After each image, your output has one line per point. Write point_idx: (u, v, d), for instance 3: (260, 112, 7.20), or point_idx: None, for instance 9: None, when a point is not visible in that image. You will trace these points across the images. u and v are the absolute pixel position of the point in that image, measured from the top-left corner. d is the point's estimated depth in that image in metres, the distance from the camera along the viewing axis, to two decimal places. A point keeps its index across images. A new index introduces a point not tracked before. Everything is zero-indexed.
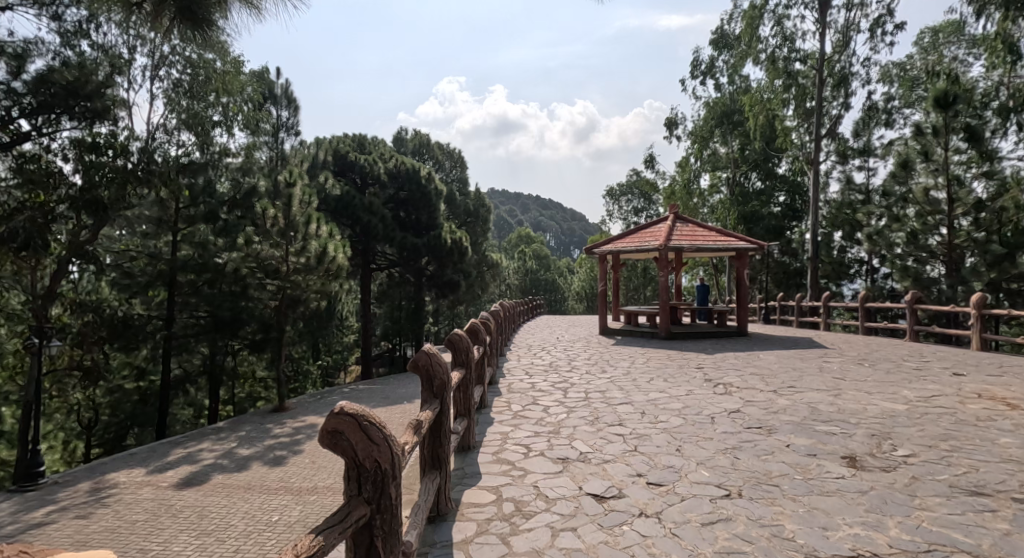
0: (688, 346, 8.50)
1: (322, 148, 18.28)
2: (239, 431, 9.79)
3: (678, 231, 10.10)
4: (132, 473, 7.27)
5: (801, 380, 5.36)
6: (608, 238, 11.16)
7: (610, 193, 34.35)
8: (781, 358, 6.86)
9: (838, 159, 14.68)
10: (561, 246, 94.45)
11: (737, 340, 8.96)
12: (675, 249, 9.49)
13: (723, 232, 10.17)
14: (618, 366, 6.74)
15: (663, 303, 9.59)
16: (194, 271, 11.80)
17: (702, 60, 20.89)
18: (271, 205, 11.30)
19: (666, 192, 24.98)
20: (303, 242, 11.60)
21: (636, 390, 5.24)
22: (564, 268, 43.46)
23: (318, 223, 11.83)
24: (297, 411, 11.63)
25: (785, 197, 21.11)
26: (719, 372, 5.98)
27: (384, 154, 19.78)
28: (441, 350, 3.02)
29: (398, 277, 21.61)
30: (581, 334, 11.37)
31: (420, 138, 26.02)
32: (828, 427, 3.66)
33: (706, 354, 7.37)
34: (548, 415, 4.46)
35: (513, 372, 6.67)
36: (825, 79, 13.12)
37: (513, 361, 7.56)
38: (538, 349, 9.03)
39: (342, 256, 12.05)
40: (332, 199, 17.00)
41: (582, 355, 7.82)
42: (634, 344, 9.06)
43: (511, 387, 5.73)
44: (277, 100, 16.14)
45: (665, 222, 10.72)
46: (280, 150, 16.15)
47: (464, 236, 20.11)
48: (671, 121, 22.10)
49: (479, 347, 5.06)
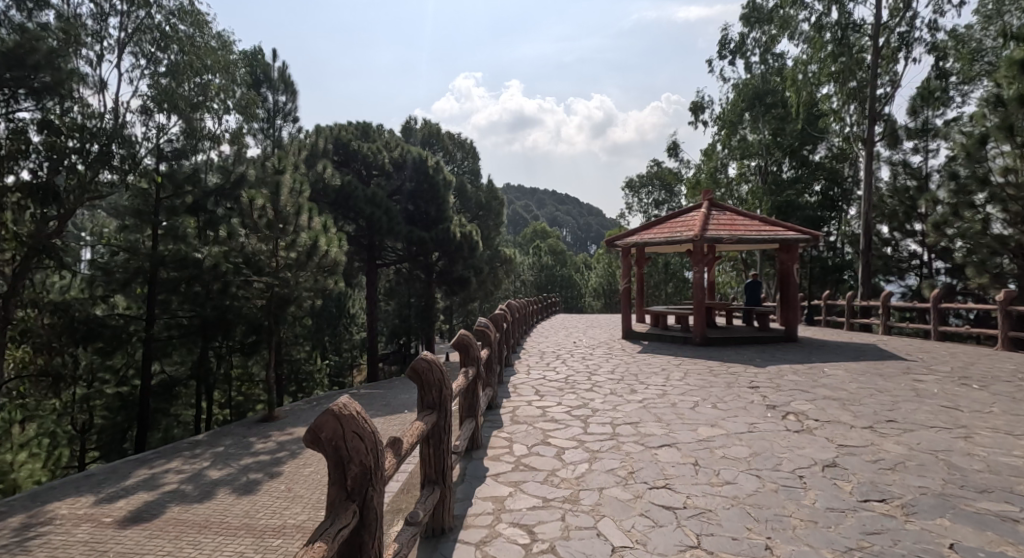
0: (729, 354, 7.19)
1: (323, 136, 17.16)
2: (218, 447, 8.74)
3: (715, 220, 8.77)
4: (77, 503, 6.22)
5: (898, 410, 4.06)
6: (632, 229, 9.84)
7: (630, 184, 32.85)
8: (853, 373, 5.53)
9: (887, 143, 13.21)
10: (577, 242, 92.88)
11: (786, 347, 7.61)
12: (712, 241, 8.13)
13: (768, 220, 8.75)
14: (648, 384, 5.46)
15: (699, 303, 8.28)
16: (176, 268, 10.73)
17: (731, 39, 19.45)
18: (258, 193, 10.23)
19: (690, 183, 23.50)
20: (291, 234, 10.56)
21: (679, 424, 3.98)
22: (581, 264, 42.01)
23: (309, 215, 10.82)
24: (287, 421, 10.57)
25: (822, 185, 19.52)
26: (782, 394, 4.70)
27: (389, 143, 18.67)
28: (362, 412, 1.55)
29: (406, 274, 20.50)
30: (602, 337, 10.08)
31: (430, 127, 24.82)
32: (996, 505, 2.39)
33: (755, 368, 6.07)
34: (564, 466, 3.23)
35: (519, 391, 5.45)
36: (878, 47, 11.65)
37: (520, 375, 6.35)
38: (552, 357, 7.81)
39: (336, 250, 10.96)
40: (334, 190, 15.84)
41: (603, 367, 6.56)
42: (663, 351, 7.77)
43: (516, 414, 4.52)
44: (274, 86, 15.14)
45: (699, 210, 9.36)
46: (275, 138, 15.10)
47: (475, 231, 18.97)
48: (696, 105, 20.61)
49: (471, 368, 3.77)
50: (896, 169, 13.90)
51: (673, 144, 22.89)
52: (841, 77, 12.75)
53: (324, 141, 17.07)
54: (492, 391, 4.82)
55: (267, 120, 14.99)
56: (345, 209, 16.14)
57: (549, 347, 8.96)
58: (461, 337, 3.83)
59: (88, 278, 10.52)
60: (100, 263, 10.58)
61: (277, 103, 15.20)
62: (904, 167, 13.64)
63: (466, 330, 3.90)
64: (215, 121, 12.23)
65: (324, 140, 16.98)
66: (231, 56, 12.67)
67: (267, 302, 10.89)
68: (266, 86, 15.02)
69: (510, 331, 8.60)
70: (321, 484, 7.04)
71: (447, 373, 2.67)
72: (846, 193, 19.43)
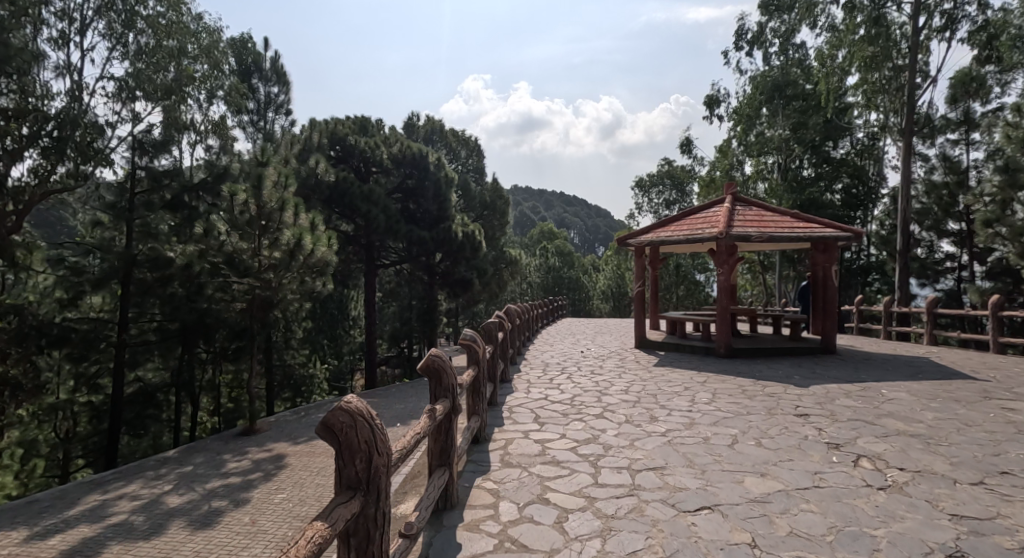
0: (762, 369, 6.22)
1: (317, 130, 16.31)
2: (185, 467, 7.84)
3: (740, 215, 7.79)
4: (4, 541, 5.36)
5: (1009, 456, 3.11)
6: (645, 227, 8.89)
7: (640, 184, 31.84)
8: (923, 398, 4.56)
9: (925, 135, 12.27)
10: (585, 244, 91.80)
11: (826, 361, 6.64)
12: (739, 239, 7.16)
13: (802, 215, 7.75)
14: (671, 411, 4.53)
15: (723, 310, 7.31)
16: (149, 269, 9.99)
17: (748, 29, 18.48)
18: (240, 188, 9.41)
19: (704, 181, 22.48)
20: (274, 230, 9.77)
21: (720, 474, 3.05)
22: (588, 266, 41.01)
23: (295, 211, 10.02)
24: (270, 434, 9.73)
25: (845, 183, 18.47)
26: (843, 429, 3.75)
27: (389, 138, 17.85)
28: None
29: (407, 275, 19.66)
30: (612, 346, 9.15)
31: (432, 123, 23.98)
32: None
33: (797, 388, 5.12)
34: (567, 545, 2.31)
35: (514, 417, 4.54)
36: (918, 29, 10.63)
37: (519, 395, 5.43)
38: (557, 370, 6.89)
39: (324, 249, 10.10)
40: (328, 187, 14.88)
41: (616, 386, 5.63)
42: (683, 365, 6.81)
43: (507, 452, 3.61)
44: (265, 76, 14.34)
45: (721, 206, 8.38)
46: (267, 131, 14.28)
47: (478, 230, 18.11)
48: (711, 99, 19.59)
49: (446, 402, 2.81)
50: (931, 163, 12.86)
51: (687, 140, 21.88)
52: (873, 64, 11.76)
53: (319, 135, 16.23)
54: (479, 421, 3.94)
55: (258, 112, 14.21)
56: (340, 206, 15.27)
57: (554, 358, 8.04)
58: (431, 360, 2.83)
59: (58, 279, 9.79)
60: (70, 262, 9.86)
61: (268, 94, 14.41)
62: (941, 160, 12.63)
63: (436, 349, 2.91)
64: (196, 112, 11.41)
65: (318, 134, 16.18)
66: (217, 43, 11.90)
67: (247, 305, 10.03)
68: (257, 76, 14.21)
69: (509, 341, 7.67)
70: (290, 515, 6.14)
71: (377, 430, 1.89)
72: (870, 191, 18.40)
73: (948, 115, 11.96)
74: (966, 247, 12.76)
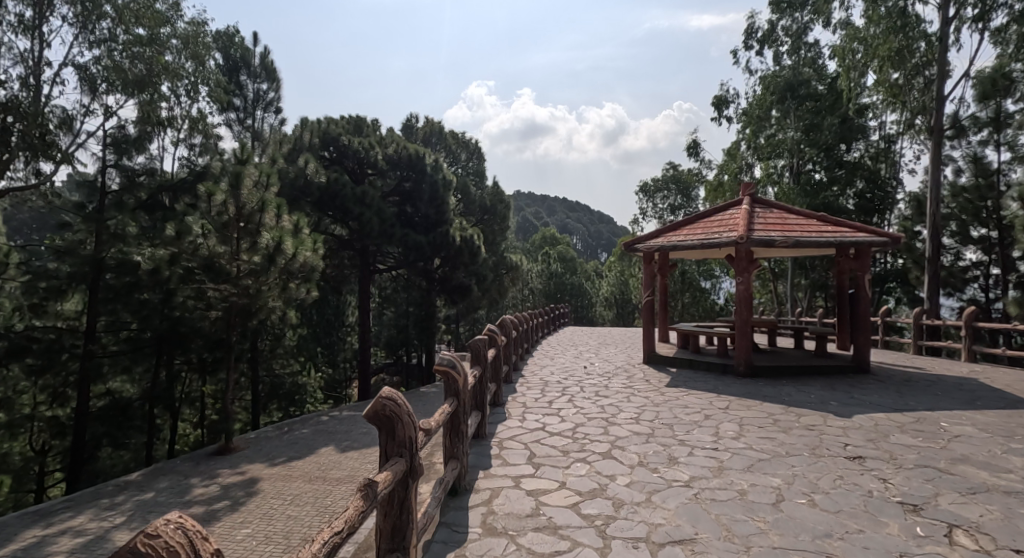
0: (791, 393, 5.45)
1: (309, 129, 15.65)
2: (145, 494, 7.05)
3: (760, 218, 7.04)
4: None
5: None
6: (654, 230, 8.14)
7: (643, 188, 31.18)
8: (997, 434, 3.80)
9: (952, 134, 11.54)
10: (587, 250, 91.09)
11: (861, 383, 5.86)
12: (762, 244, 6.39)
13: (830, 218, 6.97)
14: (692, 449, 3.78)
15: (744, 323, 6.54)
16: (117, 274, 9.25)
17: (759, 27, 17.78)
18: (217, 188, 8.73)
19: (711, 186, 21.76)
20: (254, 233, 9.08)
21: (768, 552, 2.30)
22: (591, 272, 40.26)
23: (276, 213, 9.35)
24: (246, 454, 8.98)
25: (860, 187, 17.71)
26: (913, 481, 3.00)
27: (384, 139, 17.18)
28: None
29: (404, 281, 18.93)
30: (619, 361, 8.39)
31: (432, 125, 23.30)
32: None
33: (839, 419, 4.34)
34: None
35: (504, 455, 3.81)
36: (949, 20, 9.88)
37: (511, 425, 4.66)
38: (557, 390, 6.13)
39: (307, 253, 9.40)
40: (319, 188, 14.15)
41: (624, 413, 4.87)
42: (700, 386, 6.03)
43: (491, 510, 2.88)
44: (254, 72, 13.67)
45: (738, 208, 7.62)
46: (254, 129, 13.59)
47: (477, 234, 17.39)
48: (719, 99, 18.85)
49: (399, 467, 2.05)
50: (957, 165, 12.10)
51: (694, 142, 21.15)
52: (897, 58, 11.04)
53: (310, 134, 15.55)
54: (458, 466, 3.19)
55: (245, 110, 13.55)
56: (331, 209, 14.54)
57: (554, 374, 7.27)
58: (380, 407, 2.06)
59: (19, 284, 9.08)
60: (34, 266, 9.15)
61: (256, 91, 13.74)
62: (970, 162, 11.88)
63: (390, 391, 2.12)
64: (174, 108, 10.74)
65: (310, 134, 15.51)
66: (199, 35, 11.26)
67: (224, 313, 9.31)
68: (245, 72, 13.53)
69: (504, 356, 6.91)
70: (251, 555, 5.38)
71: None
72: (886, 196, 17.65)
73: (977, 114, 11.22)
74: (993, 254, 11.99)
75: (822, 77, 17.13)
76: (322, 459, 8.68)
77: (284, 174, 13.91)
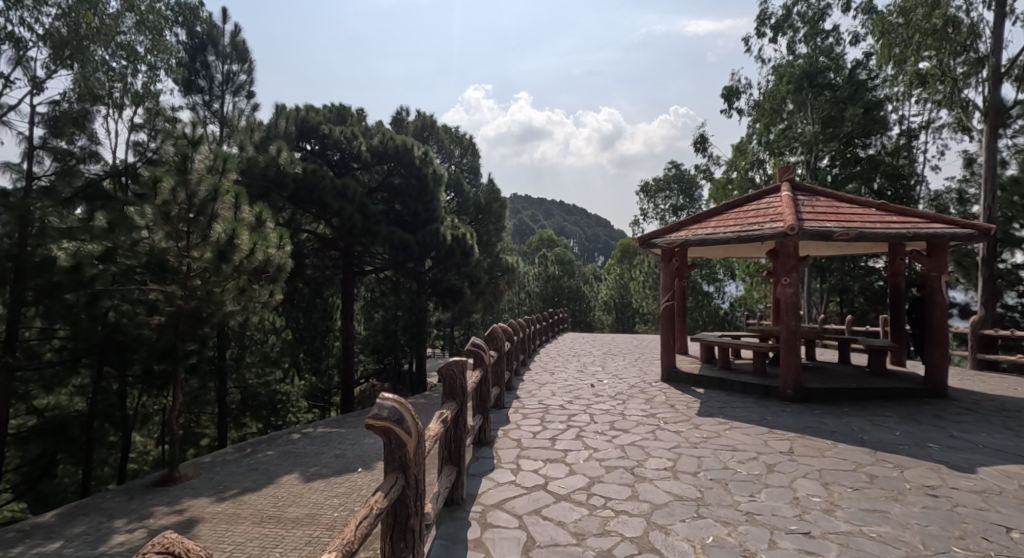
0: (870, 429, 4.16)
1: (285, 117, 14.36)
2: (50, 544, 5.72)
3: (807, 206, 5.76)
4: None
5: None
6: (673, 223, 6.87)
7: (645, 188, 29.99)
8: None
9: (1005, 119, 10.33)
10: (584, 254, 90.04)
11: (949, 413, 4.59)
12: (816, 236, 5.13)
13: (893, 206, 5.72)
14: (772, 533, 2.51)
15: (793, 335, 5.26)
16: (37, 277, 7.67)
17: (773, 12, 16.61)
18: (163, 172, 7.42)
19: (718, 184, 20.58)
20: (205, 226, 7.78)
21: None
22: (590, 275, 39.01)
23: (233, 203, 8.11)
24: (192, 485, 7.65)
25: (881, 184, 16.49)
26: None
27: (370, 129, 15.84)
28: None
29: (391, 283, 17.62)
30: (632, 378, 7.10)
31: (423, 119, 22.00)
32: None
33: (961, 478, 3.09)
34: None
35: (484, 543, 2.53)
36: None
37: (500, 480, 3.37)
38: (560, 421, 4.83)
39: (266, 249, 8.10)
40: (293, 180, 12.65)
41: (654, 462, 3.60)
42: (741, 415, 4.74)
43: None
44: (222, 52, 12.37)
45: (776, 196, 6.35)
46: (220, 113, 12.24)
47: (470, 234, 16.11)
48: (730, 90, 17.66)
49: None
50: (1003, 157, 10.92)
51: (701, 137, 19.93)
52: (941, 34, 10.18)
53: (286, 123, 14.25)
54: None
55: (210, 91, 12.20)
56: (308, 203, 13.09)
57: (555, 396, 5.98)
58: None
59: None
60: None
61: (226, 72, 12.43)
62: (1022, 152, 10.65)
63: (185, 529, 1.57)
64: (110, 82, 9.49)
65: (286, 122, 14.23)
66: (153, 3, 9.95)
67: (170, 319, 8.02)
68: (212, 51, 12.22)
69: (495, 375, 5.60)
70: None
71: None
72: (908, 194, 16.44)
73: None
74: None
75: (840, 67, 15.99)
76: (281, 493, 7.37)
77: (252, 164, 12.40)
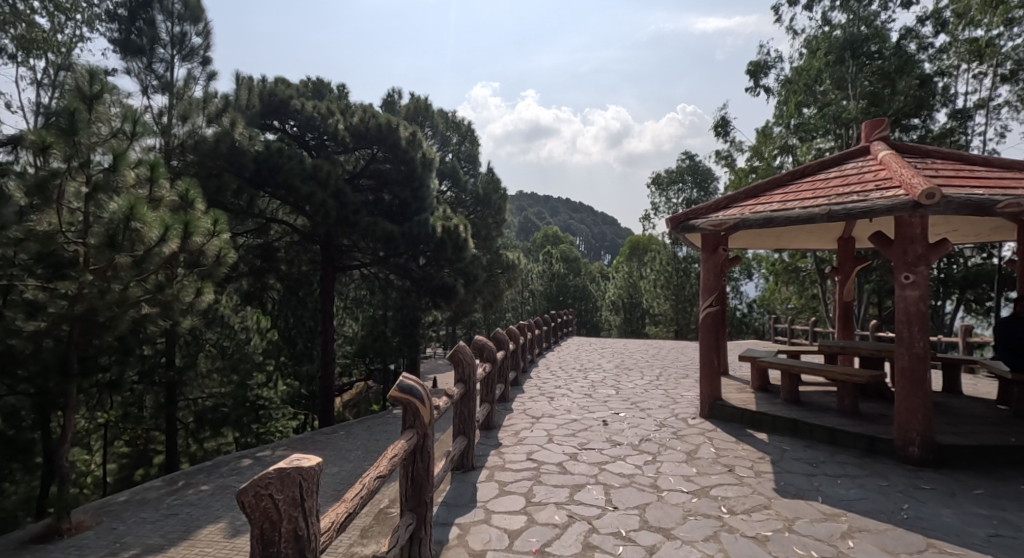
0: None
1: (250, 90, 12.57)
2: None
3: (932, 168, 3.88)
4: None
5: None
6: (720, 200, 4.99)
7: (656, 180, 28.03)
8: None
9: None
10: (592, 253, 87.96)
11: None
12: (963, 207, 3.26)
13: None
14: None
15: (924, 361, 3.37)
16: None
17: None
18: (49, 134, 5.74)
19: (740, 173, 18.64)
20: (103, 204, 6.05)
21: None
22: (597, 274, 37.03)
23: (147, 175, 6.43)
24: (82, 541, 5.88)
25: None
26: None
27: (351, 106, 14.01)
28: None
29: (376, 281, 15.80)
30: (663, 410, 5.20)
31: (416, 102, 20.15)
32: None
33: None
34: None
35: None
36: None
37: None
38: (558, 504, 2.97)
39: (185, 235, 6.24)
40: (254, 158, 10.82)
41: None
42: (858, 500, 2.87)
43: None
44: (171, 11, 10.55)
45: (873, 160, 4.45)
46: (166, 80, 10.45)
47: (464, 225, 14.11)
48: (757, 65, 15.74)
49: None
50: None
51: (722, 120, 18.00)
52: None
53: (251, 96, 12.47)
54: None
55: (153, 57, 10.39)
56: (272, 187, 11.25)
57: (553, 445, 4.11)
58: None
59: None
60: None
61: (175, 34, 10.62)
62: None
63: None
64: None
65: (251, 95, 12.43)
66: None
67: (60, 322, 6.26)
68: (158, 8, 10.41)
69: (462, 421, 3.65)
70: None
71: None
72: None
73: None
74: None
75: (885, 38, 14.04)
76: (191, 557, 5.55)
77: (203, 140, 10.63)
